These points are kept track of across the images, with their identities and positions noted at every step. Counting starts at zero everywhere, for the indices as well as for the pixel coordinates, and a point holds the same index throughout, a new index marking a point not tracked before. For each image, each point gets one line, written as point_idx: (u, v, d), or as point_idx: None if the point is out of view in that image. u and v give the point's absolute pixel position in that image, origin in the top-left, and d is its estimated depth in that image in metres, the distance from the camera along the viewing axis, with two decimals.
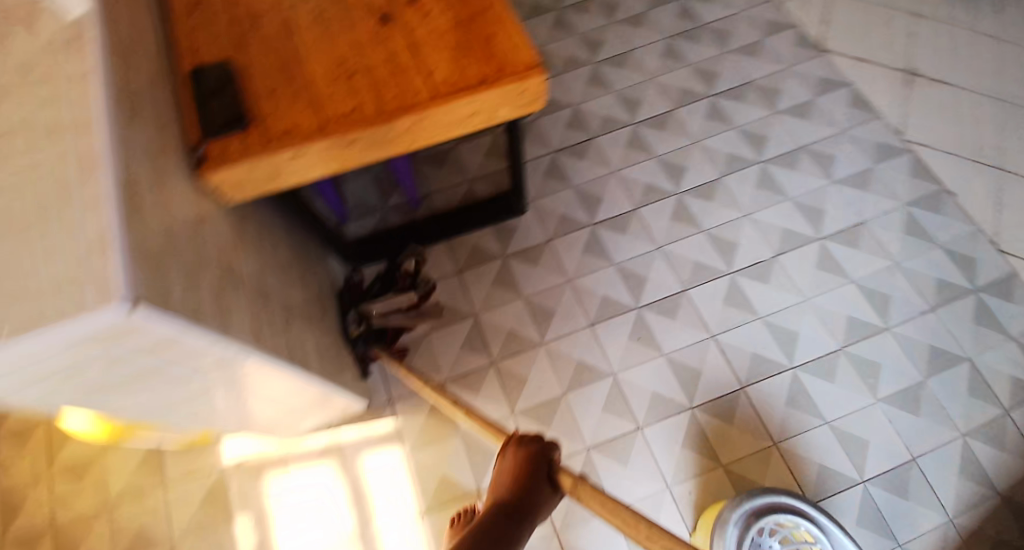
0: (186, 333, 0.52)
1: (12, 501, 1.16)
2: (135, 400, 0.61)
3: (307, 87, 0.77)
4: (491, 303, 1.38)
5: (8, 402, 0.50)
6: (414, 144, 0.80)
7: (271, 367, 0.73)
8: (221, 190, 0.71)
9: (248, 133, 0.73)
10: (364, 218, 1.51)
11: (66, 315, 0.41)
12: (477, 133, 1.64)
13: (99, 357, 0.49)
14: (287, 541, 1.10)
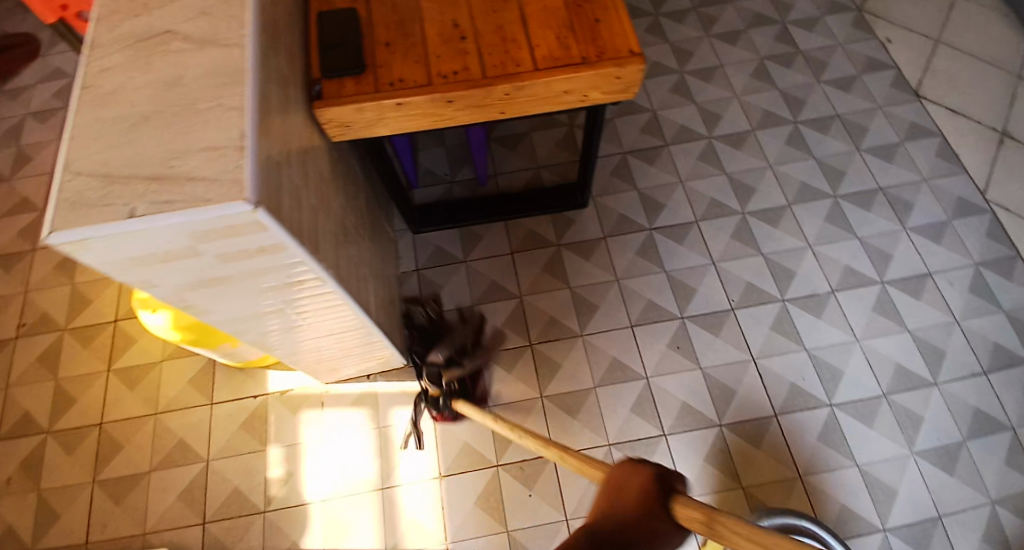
0: (287, 246, 0.58)
1: (73, 389, 1.26)
2: (222, 302, 0.68)
3: (420, 41, 0.83)
4: (537, 288, 1.40)
5: (121, 279, 0.56)
6: (507, 112, 0.84)
7: (337, 298, 0.78)
8: (330, 123, 0.78)
9: (361, 77, 0.79)
10: (431, 187, 1.55)
11: (204, 205, 0.48)
12: (553, 122, 1.66)
13: (209, 251, 0.55)
14: (311, 475, 1.15)
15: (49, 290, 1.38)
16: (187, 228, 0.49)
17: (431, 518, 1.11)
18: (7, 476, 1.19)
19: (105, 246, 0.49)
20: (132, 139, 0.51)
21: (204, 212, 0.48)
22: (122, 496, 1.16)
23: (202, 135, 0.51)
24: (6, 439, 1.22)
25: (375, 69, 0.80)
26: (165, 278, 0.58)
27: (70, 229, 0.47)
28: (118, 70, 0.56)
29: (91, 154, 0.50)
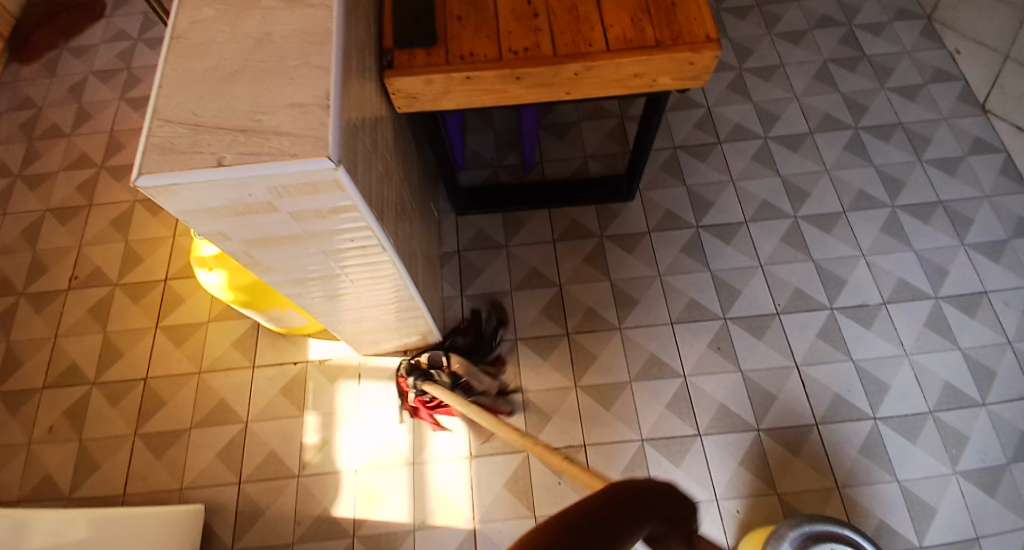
0: (359, 208, 0.59)
1: (121, 343, 1.30)
2: (284, 259, 0.69)
3: (492, 17, 0.82)
4: (578, 277, 1.40)
5: (196, 229, 0.58)
6: (574, 93, 0.83)
7: (393, 267, 0.79)
8: (399, 92, 0.79)
9: (433, 50, 0.79)
10: (477, 169, 1.55)
11: (292, 158, 0.49)
12: (603, 114, 1.64)
13: (284, 207, 0.56)
14: (345, 443, 1.17)
15: (102, 245, 1.42)
16: (269, 180, 0.51)
17: (460, 494, 1.12)
18: (51, 423, 1.23)
19: (189, 192, 0.51)
20: (221, 93, 0.53)
21: (289, 166, 0.49)
22: (162, 450, 1.19)
23: (288, 93, 0.53)
24: (56, 386, 1.27)
25: (446, 42, 0.80)
26: (236, 231, 0.59)
27: (160, 173, 0.49)
28: (208, 23, 0.57)
29: (182, 103, 0.52)
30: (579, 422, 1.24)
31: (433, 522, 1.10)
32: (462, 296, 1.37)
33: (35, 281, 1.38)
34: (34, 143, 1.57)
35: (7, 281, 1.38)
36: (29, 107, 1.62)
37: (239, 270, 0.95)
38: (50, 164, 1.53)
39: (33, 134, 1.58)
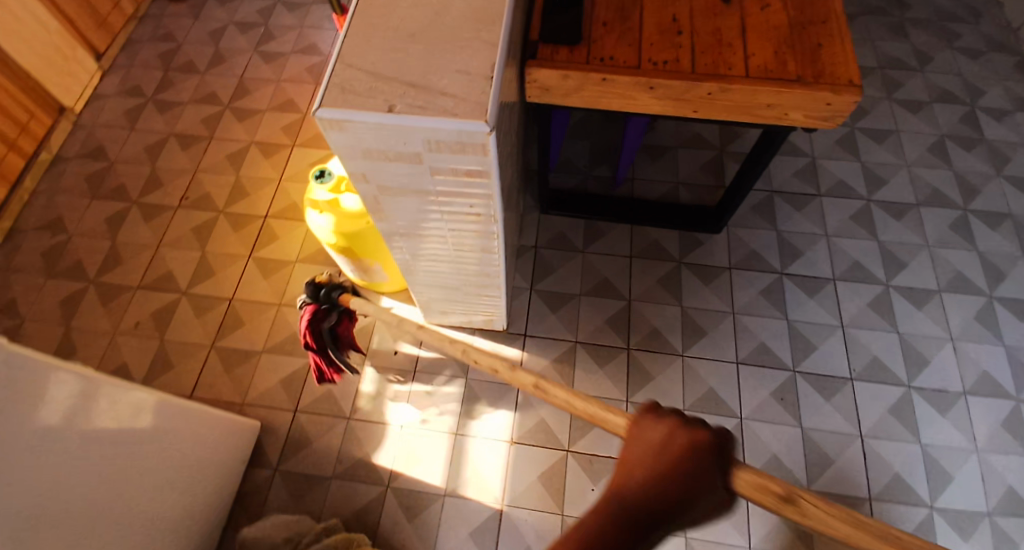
0: (491, 174, 0.67)
1: (214, 264, 1.40)
2: (406, 208, 0.79)
3: (637, 27, 0.90)
4: (649, 296, 1.40)
5: (345, 163, 0.68)
6: (700, 112, 0.91)
7: (490, 237, 0.87)
8: (534, 82, 0.89)
9: (576, 48, 0.88)
10: (567, 174, 1.59)
11: (456, 116, 0.58)
12: (703, 144, 1.64)
13: (426, 160, 0.65)
14: (398, 397, 1.22)
15: (214, 174, 1.54)
16: (427, 133, 0.60)
17: (494, 473, 1.15)
18: (138, 320, 1.34)
19: (355, 129, 0.60)
20: (398, 49, 0.61)
21: (447, 122, 0.58)
22: (232, 366, 1.28)
23: (455, 61, 0.60)
24: (149, 288, 1.38)
25: (589, 43, 0.89)
26: (376, 173, 0.70)
27: (336, 109, 0.59)
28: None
29: (363, 53, 0.61)
30: None
31: (464, 493, 1.13)
32: (530, 289, 1.40)
33: (148, 194, 1.51)
34: (170, 73, 1.71)
35: (124, 189, 1.52)
36: (171, 41, 1.77)
37: (349, 216, 1.06)
38: (181, 93, 1.67)
39: (170, 65, 1.73)
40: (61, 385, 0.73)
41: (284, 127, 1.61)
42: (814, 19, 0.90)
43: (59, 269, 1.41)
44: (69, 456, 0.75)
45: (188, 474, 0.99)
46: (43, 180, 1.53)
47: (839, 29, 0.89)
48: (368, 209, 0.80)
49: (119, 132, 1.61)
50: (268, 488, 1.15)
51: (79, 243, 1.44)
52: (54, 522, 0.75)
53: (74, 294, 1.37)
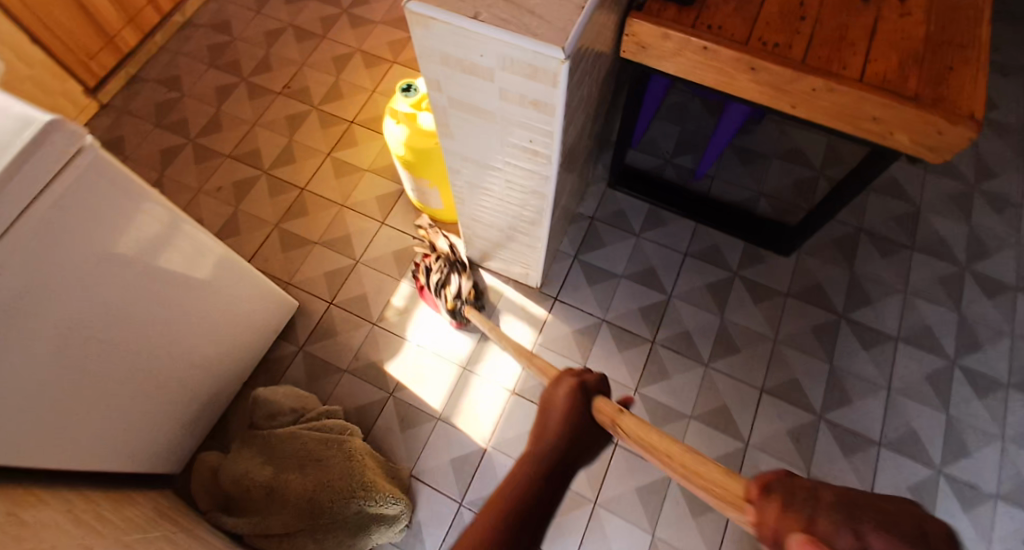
0: (555, 109, 0.71)
1: (296, 153, 1.50)
2: (470, 128, 0.84)
3: (758, 3, 0.90)
4: (692, 298, 1.38)
5: (425, 69, 0.74)
6: (798, 108, 0.90)
7: (542, 183, 0.90)
8: (633, 37, 0.91)
9: (688, 11, 0.89)
10: (647, 155, 1.56)
11: (534, 38, 0.62)
12: (799, 162, 1.57)
13: (498, 79, 0.70)
14: (420, 320, 1.28)
15: (318, 71, 1.62)
16: (504, 49, 0.64)
17: (488, 414, 1.19)
18: (219, 185, 1.46)
19: (440, 30, 0.66)
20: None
21: (526, 40, 0.62)
22: (288, 248, 1.38)
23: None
24: (236, 159, 1.49)
25: (702, 9, 0.90)
26: (449, 83, 0.75)
27: (428, 5, 0.64)
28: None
29: None
30: None
31: (456, 423, 1.19)
32: (574, 257, 1.41)
33: (257, 74, 1.62)
34: None
35: (238, 65, 1.63)
36: None
37: (422, 132, 1.11)
38: None
39: None
40: (146, 218, 0.79)
41: (391, 43, 1.66)
42: (954, 38, 0.85)
43: (166, 120, 1.55)
44: (131, 280, 0.82)
45: (228, 330, 1.09)
46: (173, 40, 1.67)
47: (980, 56, 0.84)
48: (436, 121, 0.85)
49: (246, 11, 1.71)
50: (289, 361, 1.25)
51: (188, 103, 1.57)
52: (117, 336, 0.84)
53: (174, 147, 1.51)
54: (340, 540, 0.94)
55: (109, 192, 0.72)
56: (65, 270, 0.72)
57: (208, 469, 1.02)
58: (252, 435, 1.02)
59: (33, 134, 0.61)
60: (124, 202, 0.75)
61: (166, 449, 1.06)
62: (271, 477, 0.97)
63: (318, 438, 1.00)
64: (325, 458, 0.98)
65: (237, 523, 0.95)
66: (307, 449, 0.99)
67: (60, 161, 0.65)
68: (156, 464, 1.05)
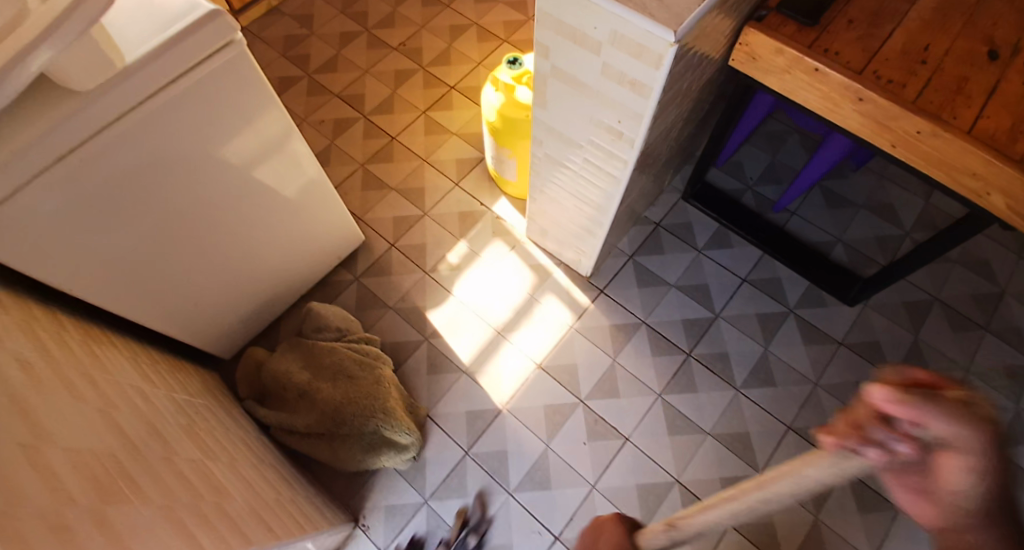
0: (651, 92, 0.75)
1: (395, 105, 1.59)
2: (564, 101, 0.89)
3: (882, 37, 0.89)
4: (740, 323, 1.36)
5: (538, 32, 0.80)
6: (898, 148, 0.89)
7: (619, 167, 0.94)
8: (747, 47, 0.92)
9: (807, 30, 0.89)
10: (729, 176, 1.55)
11: (650, 18, 0.66)
12: (886, 217, 1.51)
13: (604, 54, 0.75)
14: (468, 281, 1.35)
15: (433, 36, 1.71)
16: (617, 24, 0.69)
17: (510, 382, 1.25)
18: (322, 119, 1.58)
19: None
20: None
21: (641, 18, 0.66)
22: (367, 188, 1.47)
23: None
24: (342, 98, 1.61)
25: (823, 31, 0.89)
26: (557, 50, 0.80)
27: None
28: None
29: None
30: (636, 420, 1.24)
31: (477, 379, 1.25)
32: (630, 257, 1.42)
33: (378, 27, 1.73)
34: None
35: (364, 16, 1.75)
36: None
37: (515, 104, 1.16)
38: None
39: None
40: (261, 124, 0.88)
41: (505, 22, 1.73)
42: None
43: (291, 53, 1.69)
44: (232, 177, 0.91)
45: (304, 246, 1.19)
46: None
47: None
48: (534, 88, 0.91)
49: None
50: (345, 288, 1.34)
51: (313, 41, 1.70)
52: (210, 223, 0.94)
53: (292, 77, 1.65)
54: (354, 453, 1.03)
55: (240, 91, 0.81)
56: (185, 151, 0.81)
57: (255, 361, 1.13)
58: (297, 341, 1.11)
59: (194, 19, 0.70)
60: (250, 103, 0.83)
61: (225, 334, 1.17)
62: (306, 382, 1.06)
63: (356, 359, 1.08)
64: (358, 377, 1.06)
65: (267, 414, 1.04)
66: (342, 365, 1.07)
67: (208, 49, 0.73)
68: (212, 345, 1.16)
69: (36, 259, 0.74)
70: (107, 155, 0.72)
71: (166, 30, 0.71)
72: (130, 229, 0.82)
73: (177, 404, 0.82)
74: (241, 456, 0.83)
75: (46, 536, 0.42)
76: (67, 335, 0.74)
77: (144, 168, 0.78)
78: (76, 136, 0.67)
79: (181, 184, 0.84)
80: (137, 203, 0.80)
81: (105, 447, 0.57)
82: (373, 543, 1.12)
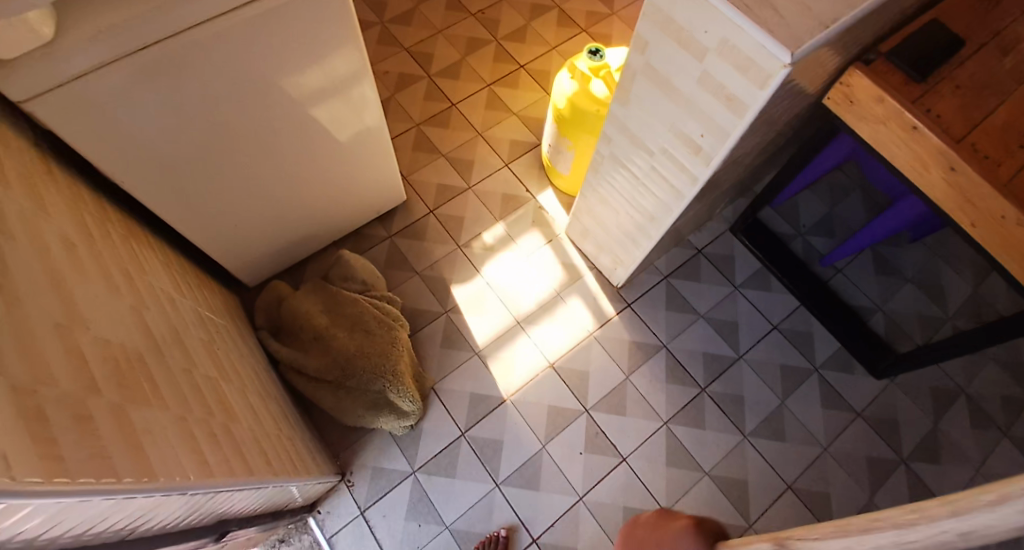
0: (747, 112, 0.71)
1: (462, 72, 1.56)
2: (648, 102, 0.86)
3: (986, 111, 0.85)
4: (760, 370, 1.32)
5: (641, 26, 0.78)
6: (977, 227, 0.84)
7: (688, 184, 0.90)
8: (846, 88, 0.87)
9: (911, 85, 0.85)
10: (781, 220, 1.50)
11: (769, 35, 0.63)
12: (933, 296, 1.45)
13: (707, 61, 0.72)
14: (500, 264, 1.33)
15: (514, 11, 1.67)
16: (731, 31, 0.66)
17: (520, 374, 1.23)
18: (387, 70, 1.55)
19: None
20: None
21: (758, 31, 0.63)
22: (418, 149, 1.45)
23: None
24: (411, 54, 1.58)
25: (928, 91, 0.85)
26: (657, 49, 0.78)
27: None
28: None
29: None
30: (637, 442, 1.20)
31: (488, 364, 1.23)
32: (664, 277, 1.39)
33: None
34: None
35: None
36: None
37: (588, 96, 1.13)
38: None
39: None
40: (338, 60, 0.86)
41: (589, 13, 1.69)
42: None
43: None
44: (295, 108, 0.89)
45: (345, 193, 1.17)
46: None
47: None
48: (619, 83, 0.89)
49: None
50: (375, 243, 1.32)
51: None
52: (263, 148, 0.92)
53: (366, 23, 1.62)
54: (356, 407, 1.02)
55: (330, 21, 0.79)
56: (264, 67, 0.79)
57: (275, 295, 1.10)
58: (321, 284, 1.09)
59: None
60: (335, 35, 0.81)
61: (248, 264, 1.16)
62: (323, 326, 1.04)
63: (376, 314, 1.07)
64: (375, 332, 1.05)
65: (281, 349, 1.02)
66: (362, 318, 1.05)
67: None
68: (237, 270, 1.15)
69: (96, 143, 0.72)
70: (190, 53, 0.70)
71: None
72: (191, 132, 0.80)
73: (199, 318, 0.81)
74: (251, 382, 0.82)
75: (67, 420, 0.40)
76: (107, 226, 0.73)
77: (221, 74, 0.75)
78: (167, 27, 0.65)
79: (251, 100, 0.82)
80: (201, 110, 0.78)
81: (131, 344, 0.55)
82: (355, 501, 1.10)
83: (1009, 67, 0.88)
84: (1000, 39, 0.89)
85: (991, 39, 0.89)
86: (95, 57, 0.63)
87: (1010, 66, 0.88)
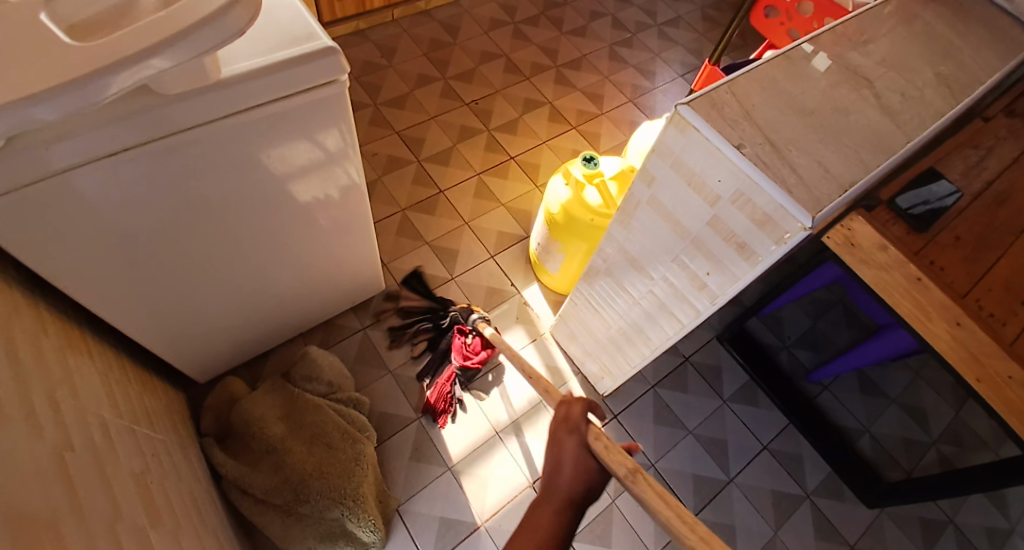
0: (759, 263, 0.68)
1: (452, 159, 1.53)
2: (651, 230, 0.82)
3: (987, 266, 0.85)
4: (751, 495, 1.23)
5: (648, 162, 0.74)
6: (982, 384, 0.78)
7: (688, 313, 0.85)
8: (849, 233, 0.81)
9: (915, 235, 0.83)
10: (768, 333, 1.46)
11: (793, 199, 0.60)
12: (921, 421, 1.41)
13: (719, 208, 0.69)
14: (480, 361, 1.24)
15: (507, 102, 1.68)
16: (748, 185, 0.63)
17: (496, 491, 1.11)
18: (375, 152, 1.51)
19: (693, 140, 0.66)
20: (783, 115, 0.66)
21: (777, 190, 0.61)
22: (401, 234, 1.38)
23: (821, 153, 0.64)
24: (401, 137, 1.55)
25: (930, 242, 0.84)
26: (664, 185, 0.74)
27: (696, 114, 0.64)
28: (803, 72, 0.72)
29: (755, 94, 0.67)
30: None
31: (463, 481, 1.11)
32: (651, 386, 1.32)
33: (454, 78, 1.70)
34: (540, 16, 1.92)
35: (445, 65, 1.72)
36: None
37: (583, 205, 1.09)
38: (535, 34, 1.87)
39: (545, 12, 1.94)
40: (329, 158, 0.81)
41: (580, 111, 1.71)
42: None
43: (364, 79, 1.65)
44: (273, 204, 0.82)
45: (318, 284, 1.09)
46: (407, 20, 1.82)
47: None
48: (620, 206, 0.84)
49: (476, 27, 1.84)
50: (348, 334, 1.23)
51: (389, 73, 1.67)
52: (232, 244, 0.84)
53: (359, 103, 1.60)
54: (306, 537, 0.91)
55: (324, 125, 0.75)
56: (243, 168, 0.73)
57: (229, 395, 1.03)
58: (283, 383, 1.02)
59: (309, 49, 0.66)
60: (327, 137, 0.77)
61: (201, 357, 1.04)
62: (278, 437, 0.95)
63: (340, 426, 0.99)
64: (336, 446, 0.97)
65: (225, 462, 0.91)
66: (324, 429, 0.98)
67: (314, 81, 0.68)
68: (188, 364, 1.02)
69: (37, 241, 0.64)
70: (162, 158, 0.64)
71: (269, 52, 0.65)
72: (149, 230, 0.72)
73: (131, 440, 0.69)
74: (186, 527, 0.72)
75: None
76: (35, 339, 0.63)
77: (191, 176, 0.69)
78: (142, 133, 0.60)
79: (226, 201, 0.76)
80: (164, 210, 0.71)
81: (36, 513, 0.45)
82: None
83: (1004, 219, 0.89)
84: (994, 191, 0.91)
85: (985, 190, 0.90)
86: (54, 164, 0.57)
87: (1003, 217, 0.90)
